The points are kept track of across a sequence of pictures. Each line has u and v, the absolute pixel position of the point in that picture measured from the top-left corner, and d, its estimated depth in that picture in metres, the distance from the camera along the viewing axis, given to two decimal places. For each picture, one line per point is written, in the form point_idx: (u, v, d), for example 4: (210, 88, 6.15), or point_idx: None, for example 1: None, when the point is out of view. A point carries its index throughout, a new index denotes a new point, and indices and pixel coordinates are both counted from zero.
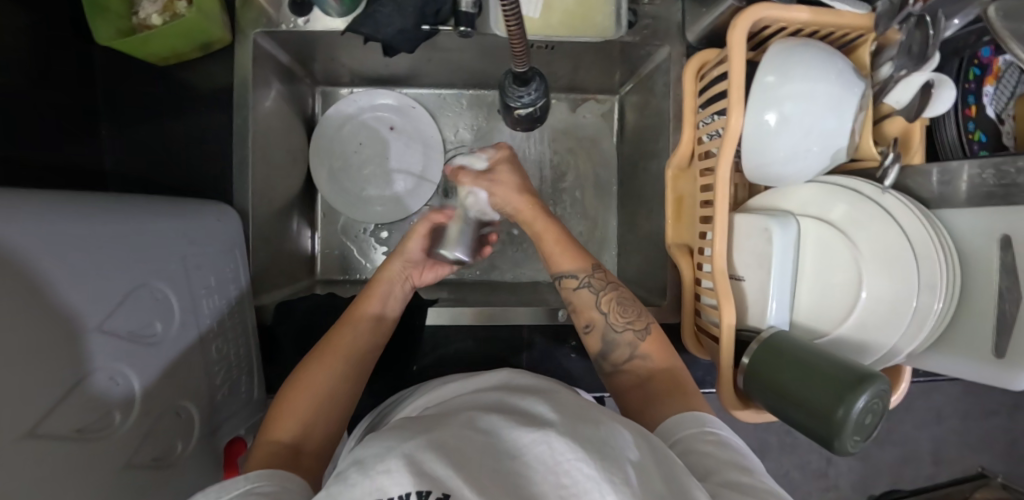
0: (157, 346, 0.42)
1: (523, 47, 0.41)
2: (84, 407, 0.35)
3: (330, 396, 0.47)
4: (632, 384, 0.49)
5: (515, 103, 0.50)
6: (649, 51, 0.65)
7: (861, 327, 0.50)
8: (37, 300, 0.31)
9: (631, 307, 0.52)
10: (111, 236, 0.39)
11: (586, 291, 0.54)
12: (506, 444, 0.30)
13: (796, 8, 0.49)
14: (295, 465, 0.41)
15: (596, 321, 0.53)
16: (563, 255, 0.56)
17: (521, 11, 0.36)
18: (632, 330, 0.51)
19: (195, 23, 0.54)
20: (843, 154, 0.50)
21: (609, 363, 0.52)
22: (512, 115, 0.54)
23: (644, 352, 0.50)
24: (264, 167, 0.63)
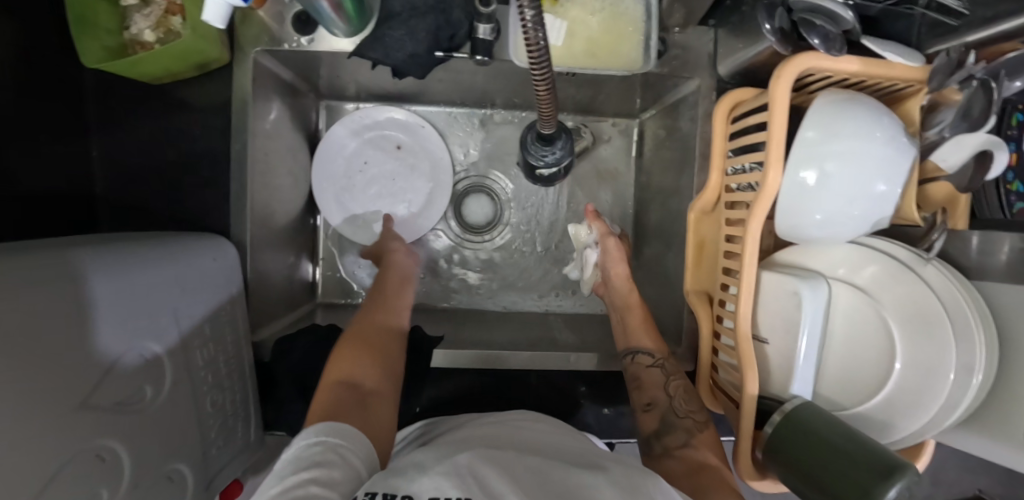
0: (146, 411, 0.39)
1: (552, 105, 0.38)
2: (68, 492, 0.32)
3: (377, 347, 0.51)
4: (680, 468, 0.50)
5: (537, 162, 0.47)
6: (675, 83, 0.61)
7: (888, 404, 0.47)
8: (9, 396, 0.28)
9: (694, 401, 0.56)
10: (98, 299, 0.36)
11: (656, 370, 0.57)
12: (557, 476, 0.33)
13: (846, 58, 0.45)
14: (360, 402, 0.43)
15: (659, 402, 0.56)
16: (642, 333, 0.61)
17: (550, 58, 0.33)
18: (691, 420, 0.54)
19: (191, 44, 0.50)
20: (886, 220, 0.47)
21: (661, 445, 0.54)
22: (533, 176, 0.51)
23: (697, 443, 0.52)
24: (263, 194, 0.59)
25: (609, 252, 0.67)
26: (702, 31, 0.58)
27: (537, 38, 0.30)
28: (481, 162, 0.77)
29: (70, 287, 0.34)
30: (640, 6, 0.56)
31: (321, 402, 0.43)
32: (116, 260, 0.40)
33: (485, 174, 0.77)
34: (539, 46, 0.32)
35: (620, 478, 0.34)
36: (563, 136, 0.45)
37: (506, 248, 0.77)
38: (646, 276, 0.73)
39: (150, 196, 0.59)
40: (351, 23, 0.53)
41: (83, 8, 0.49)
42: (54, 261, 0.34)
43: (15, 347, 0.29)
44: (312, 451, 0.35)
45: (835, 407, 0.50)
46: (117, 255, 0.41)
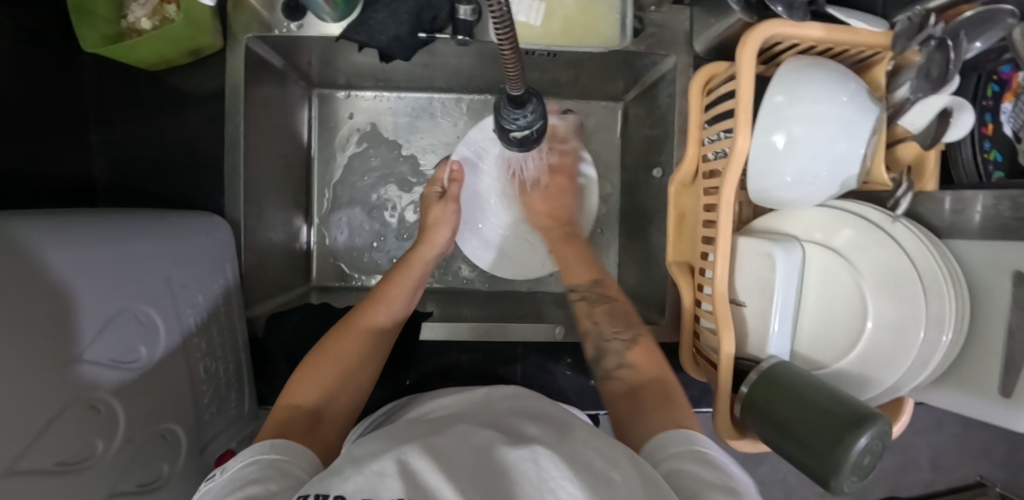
0: (139, 371, 0.41)
1: (519, 71, 0.39)
2: (63, 438, 0.34)
3: (353, 370, 0.49)
4: (620, 388, 0.49)
5: (510, 125, 0.48)
6: (653, 61, 0.63)
7: (862, 361, 0.48)
8: (2, 337, 0.29)
9: (621, 320, 0.56)
10: (89, 259, 0.38)
11: (581, 303, 0.60)
12: (498, 457, 0.32)
13: (810, 25, 0.46)
14: (314, 428, 0.41)
15: (591, 333, 0.57)
16: (577, 268, 0.65)
17: (515, 25, 0.34)
18: (620, 340, 0.54)
19: (186, 29, 0.53)
20: (854, 181, 0.48)
21: (601, 370, 0.53)
22: (505, 136, 0.51)
23: (632, 361, 0.51)
24: (257, 175, 0.62)
25: (552, 184, 0.72)
26: (677, 10, 0.60)
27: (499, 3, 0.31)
28: None
29: (67, 246, 0.36)
30: None
31: (279, 421, 0.40)
32: (109, 228, 0.42)
33: None
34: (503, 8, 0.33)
35: (558, 446, 0.33)
36: (537, 101, 0.47)
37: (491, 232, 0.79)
38: (632, 254, 0.74)
39: (146, 179, 0.61)
40: (338, 8, 0.55)
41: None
42: (50, 221, 0.36)
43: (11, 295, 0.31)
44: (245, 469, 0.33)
45: (811, 366, 0.51)
46: (110, 224, 0.43)
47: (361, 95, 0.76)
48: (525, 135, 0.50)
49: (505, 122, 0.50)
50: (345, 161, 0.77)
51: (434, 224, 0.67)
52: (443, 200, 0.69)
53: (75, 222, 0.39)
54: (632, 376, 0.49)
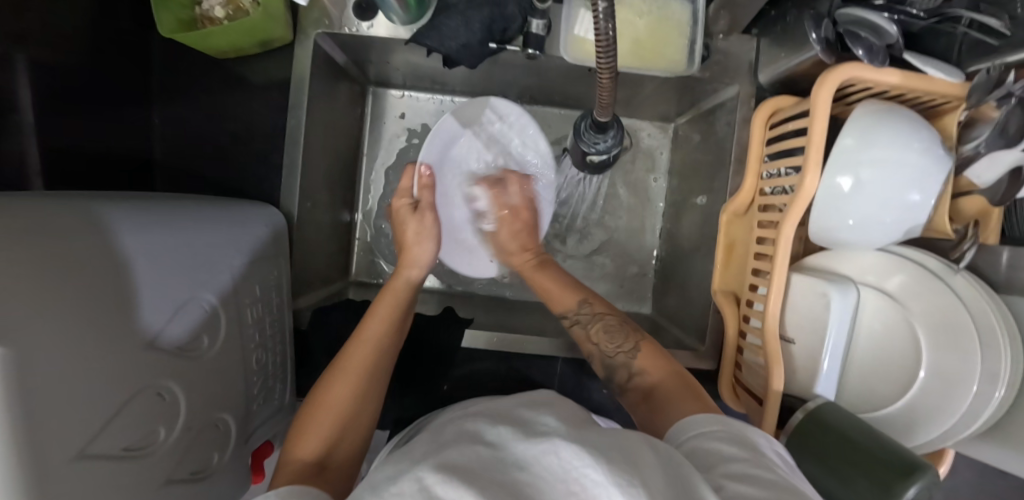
0: (199, 360, 0.41)
1: (610, 94, 0.39)
2: (131, 423, 0.35)
3: (358, 404, 0.44)
4: (642, 397, 0.48)
5: (590, 148, 0.50)
6: (714, 88, 0.63)
7: (912, 408, 0.48)
8: (78, 324, 0.30)
9: (618, 332, 0.53)
10: (154, 251, 0.38)
11: (577, 328, 0.55)
12: (516, 458, 0.32)
13: (888, 70, 0.46)
14: (319, 480, 0.38)
15: (593, 352, 0.54)
16: (558, 294, 0.59)
17: (616, 51, 0.35)
18: (623, 352, 0.51)
19: (260, 21, 0.53)
20: (919, 228, 0.48)
21: (617, 385, 0.52)
22: (582, 159, 0.53)
23: (641, 367, 0.50)
24: (311, 169, 0.62)
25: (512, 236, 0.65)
26: (744, 40, 0.60)
27: (606, 29, 0.32)
28: None
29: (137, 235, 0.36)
30: (685, 11, 0.58)
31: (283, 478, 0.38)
32: (173, 220, 0.42)
33: None
34: (606, 39, 0.34)
35: (571, 434, 0.34)
36: (618, 128, 0.49)
37: None
38: (672, 276, 0.74)
39: (204, 164, 0.62)
40: (410, 12, 0.55)
41: None
42: (121, 210, 0.37)
43: (81, 283, 0.31)
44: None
45: (858, 408, 0.51)
46: (173, 215, 0.43)
47: (413, 95, 0.77)
48: (603, 160, 0.52)
49: (584, 145, 0.52)
50: (393, 159, 0.77)
51: (411, 243, 0.61)
52: (418, 212, 0.61)
53: (145, 211, 0.40)
54: (648, 382, 0.48)
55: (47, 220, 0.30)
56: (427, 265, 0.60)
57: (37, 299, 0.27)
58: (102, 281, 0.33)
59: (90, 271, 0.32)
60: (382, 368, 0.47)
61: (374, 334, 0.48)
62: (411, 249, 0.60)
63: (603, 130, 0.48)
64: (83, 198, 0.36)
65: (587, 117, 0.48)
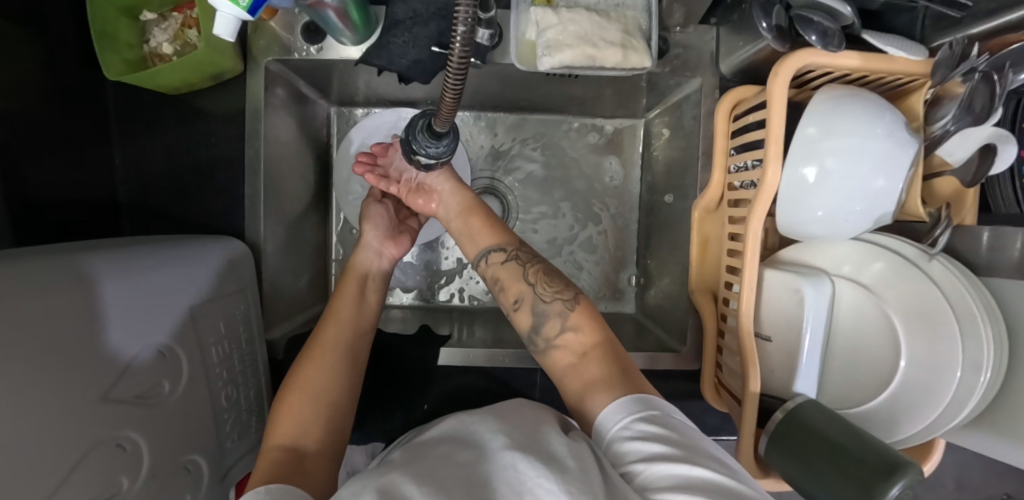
0: (162, 405, 0.42)
1: (455, 103, 0.35)
2: (89, 478, 0.35)
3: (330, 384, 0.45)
4: (565, 361, 0.44)
5: (419, 152, 0.41)
6: (677, 82, 0.61)
7: (895, 401, 0.46)
8: (26, 385, 0.30)
9: (559, 280, 0.49)
10: (114, 294, 0.39)
11: (512, 263, 0.51)
12: (483, 468, 0.31)
13: (845, 54, 0.45)
14: (300, 468, 0.38)
15: (525, 295, 0.48)
16: (482, 233, 0.54)
17: (470, 58, 0.31)
18: (561, 300, 0.47)
19: (205, 56, 0.53)
20: (889, 216, 0.47)
21: (541, 339, 0.47)
22: (412, 161, 0.44)
23: (575, 323, 0.46)
24: (275, 196, 0.61)
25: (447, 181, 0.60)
26: (703, 30, 0.58)
27: (466, 46, 0.30)
28: (488, 163, 0.75)
29: (80, 291, 0.37)
30: (639, 5, 0.56)
31: (260, 472, 0.37)
32: (129, 263, 0.43)
33: (490, 176, 0.75)
34: (464, 47, 0.30)
35: (520, 439, 0.34)
36: (453, 134, 0.41)
37: None
38: (652, 276, 0.72)
39: (169, 201, 0.62)
40: (358, 32, 0.55)
41: (104, 25, 0.51)
42: (65, 266, 0.37)
43: (19, 342, 0.31)
44: None
45: (842, 404, 0.49)
46: (130, 258, 0.44)
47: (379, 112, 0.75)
48: (431, 164, 0.43)
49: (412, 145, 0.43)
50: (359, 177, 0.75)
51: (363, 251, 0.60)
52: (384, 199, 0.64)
53: (86, 263, 0.39)
54: (575, 340, 0.45)
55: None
56: (379, 239, 0.61)
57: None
58: (43, 337, 0.32)
59: (32, 331, 0.32)
60: (347, 357, 0.48)
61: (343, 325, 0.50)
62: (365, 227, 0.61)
63: (434, 134, 0.39)
64: (25, 255, 0.36)
65: (421, 116, 0.41)
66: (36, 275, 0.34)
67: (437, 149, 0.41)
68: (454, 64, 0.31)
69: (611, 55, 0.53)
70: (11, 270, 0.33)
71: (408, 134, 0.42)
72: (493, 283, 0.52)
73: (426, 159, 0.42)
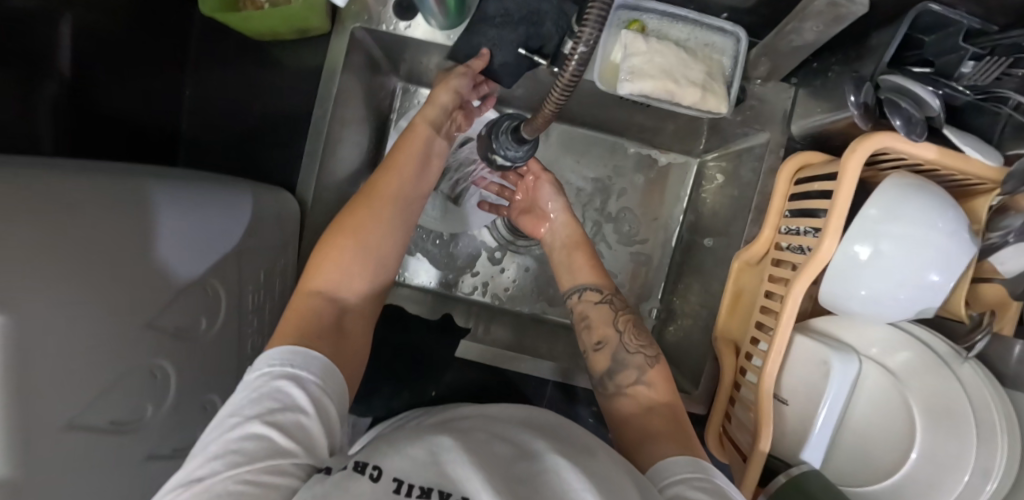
0: (196, 341, 0.43)
1: (550, 116, 0.36)
2: (119, 399, 0.35)
3: (375, 250, 0.48)
4: (634, 408, 0.48)
5: (500, 153, 0.42)
6: (745, 133, 0.62)
7: (897, 490, 0.46)
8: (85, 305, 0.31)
9: (646, 337, 0.53)
10: (172, 221, 0.40)
11: (605, 307, 0.55)
12: (526, 458, 0.33)
13: (923, 144, 0.45)
14: (337, 327, 0.42)
15: (609, 338, 0.53)
16: (583, 271, 0.59)
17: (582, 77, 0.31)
18: (642, 354, 0.51)
19: (298, 11, 0.53)
20: (931, 311, 0.47)
21: (613, 384, 0.50)
22: (487, 157, 0.44)
23: (650, 380, 0.49)
24: (331, 159, 0.62)
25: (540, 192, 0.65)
26: (782, 88, 0.59)
27: (579, 71, 0.31)
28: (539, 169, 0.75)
29: (140, 216, 0.37)
30: (726, 52, 0.56)
31: (299, 313, 0.41)
32: (192, 195, 0.43)
33: None
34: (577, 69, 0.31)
35: (568, 453, 0.35)
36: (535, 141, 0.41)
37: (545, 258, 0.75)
38: (676, 313, 0.72)
39: (228, 142, 0.62)
40: (450, 19, 0.55)
41: None
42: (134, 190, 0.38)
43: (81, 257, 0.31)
44: (269, 390, 0.33)
45: (845, 482, 0.50)
46: (192, 190, 0.44)
47: None
48: (505, 167, 0.44)
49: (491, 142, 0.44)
50: None
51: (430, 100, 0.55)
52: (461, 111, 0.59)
53: (152, 189, 0.39)
54: (648, 395, 0.48)
55: (56, 189, 0.31)
56: (445, 109, 0.56)
57: (35, 271, 0.27)
58: (105, 254, 0.33)
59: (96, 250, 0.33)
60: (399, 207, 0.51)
61: (395, 189, 0.50)
62: (439, 93, 0.54)
63: (518, 138, 0.40)
64: (103, 171, 0.37)
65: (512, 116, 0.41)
66: (109, 195, 0.35)
67: (515, 154, 0.41)
68: (565, 76, 0.31)
69: (689, 94, 0.54)
70: (87, 183, 0.34)
71: (491, 133, 0.43)
72: (581, 318, 0.56)
73: (502, 160, 0.42)
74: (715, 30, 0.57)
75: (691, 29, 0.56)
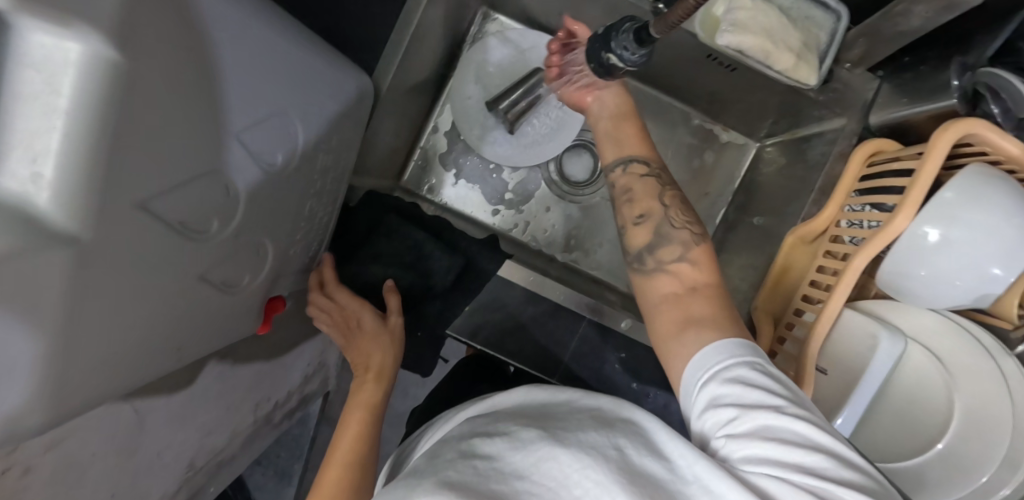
0: (266, 176, 0.41)
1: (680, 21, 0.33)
2: (192, 200, 0.34)
3: (359, 478, 0.47)
4: (674, 286, 0.46)
5: (615, 51, 0.42)
6: (820, 116, 0.62)
7: (919, 473, 0.47)
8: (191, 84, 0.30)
9: (693, 217, 0.51)
10: (234, 54, 0.35)
11: (651, 179, 0.51)
12: (507, 465, 0.30)
13: (1008, 138, 0.46)
14: None
15: (654, 212, 0.50)
16: (630, 142, 0.53)
17: None
18: (688, 232, 0.49)
19: None
20: (991, 297, 0.48)
21: (652, 259, 0.48)
22: (598, 57, 0.44)
23: (694, 258, 0.47)
24: (410, 55, 0.61)
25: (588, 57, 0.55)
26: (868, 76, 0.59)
27: None
28: None
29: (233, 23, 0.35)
30: (825, 29, 0.57)
31: None
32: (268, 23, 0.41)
33: None
34: None
35: (553, 434, 0.33)
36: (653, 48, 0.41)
37: (591, 210, 0.75)
38: None
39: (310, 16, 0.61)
40: None
41: None
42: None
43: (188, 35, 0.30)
44: None
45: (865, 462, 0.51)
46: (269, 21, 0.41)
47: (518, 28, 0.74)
48: (619, 69, 0.44)
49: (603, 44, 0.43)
50: None
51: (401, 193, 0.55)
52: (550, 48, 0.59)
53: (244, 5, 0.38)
54: (689, 272, 0.47)
55: None
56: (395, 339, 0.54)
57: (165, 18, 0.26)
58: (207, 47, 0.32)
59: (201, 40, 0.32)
60: (374, 437, 0.51)
61: (362, 422, 0.51)
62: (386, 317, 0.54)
63: (640, 38, 0.39)
64: None
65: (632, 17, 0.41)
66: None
67: (631, 56, 0.41)
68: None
69: (785, 58, 0.54)
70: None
71: (611, 34, 0.42)
72: (622, 192, 0.52)
73: (616, 61, 0.42)
74: (818, 5, 0.57)
75: None
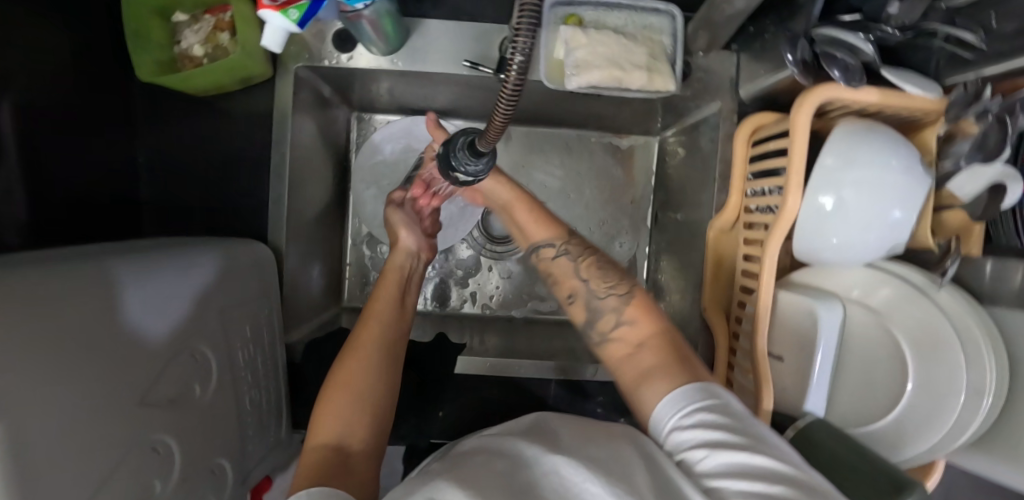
0: (192, 408, 0.42)
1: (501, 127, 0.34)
2: (126, 482, 0.35)
3: (376, 379, 0.45)
4: (624, 349, 0.46)
5: (460, 167, 0.42)
6: (696, 105, 0.63)
7: (897, 424, 0.48)
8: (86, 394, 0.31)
9: (611, 273, 0.52)
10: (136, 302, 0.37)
11: (564, 258, 0.54)
12: (524, 474, 0.33)
13: (864, 90, 0.47)
14: (344, 467, 0.38)
15: (577, 289, 0.52)
16: (535, 226, 0.57)
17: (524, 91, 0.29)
18: (615, 294, 0.50)
19: (238, 61, 0.53)
20: (902, 244, 0.49)
21: (596, 333, 0.49)
22: (451, 174, 0.45)
23: (631, 316, 0.47)
24: (298, 200, 0.62)
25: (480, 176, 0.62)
26: (723, 55, 0.60)
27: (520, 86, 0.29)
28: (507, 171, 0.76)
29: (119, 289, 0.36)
30: (665, 31, 0.58)
31: (309, 466, 0.38)
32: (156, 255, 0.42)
33: None
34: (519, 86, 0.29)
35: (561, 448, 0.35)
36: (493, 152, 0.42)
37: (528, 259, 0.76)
38: (662, 289, 0.73)
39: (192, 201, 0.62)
40: (389, 43, 0.55)
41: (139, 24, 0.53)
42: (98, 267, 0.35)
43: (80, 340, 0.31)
44: None
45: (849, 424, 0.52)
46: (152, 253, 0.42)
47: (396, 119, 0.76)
48: (469, 181, 0.45)
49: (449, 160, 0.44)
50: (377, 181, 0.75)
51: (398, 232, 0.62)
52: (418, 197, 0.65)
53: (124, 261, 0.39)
54: (631, 331, 0.46)
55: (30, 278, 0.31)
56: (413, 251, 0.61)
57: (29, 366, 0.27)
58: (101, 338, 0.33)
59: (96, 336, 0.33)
60: (389, 351, 0.48)
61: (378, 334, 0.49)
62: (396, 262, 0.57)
63: (475, 152, 0.40)
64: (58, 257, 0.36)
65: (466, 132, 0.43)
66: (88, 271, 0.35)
67: (476, 167, 0.42)
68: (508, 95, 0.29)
69: (636, 77, 0.55)
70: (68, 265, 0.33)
71: (449, 152, 0.43)
72: (547, 274, 0.56)
73: (465, 175, 0.43)
74: (650, 12, 0.58)
75: (627, 14, 0.57)
